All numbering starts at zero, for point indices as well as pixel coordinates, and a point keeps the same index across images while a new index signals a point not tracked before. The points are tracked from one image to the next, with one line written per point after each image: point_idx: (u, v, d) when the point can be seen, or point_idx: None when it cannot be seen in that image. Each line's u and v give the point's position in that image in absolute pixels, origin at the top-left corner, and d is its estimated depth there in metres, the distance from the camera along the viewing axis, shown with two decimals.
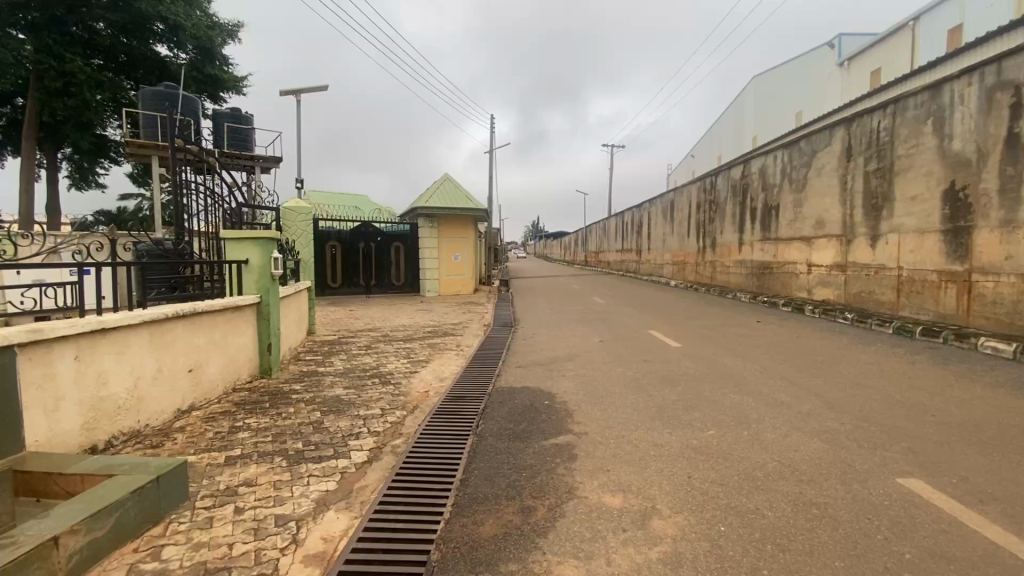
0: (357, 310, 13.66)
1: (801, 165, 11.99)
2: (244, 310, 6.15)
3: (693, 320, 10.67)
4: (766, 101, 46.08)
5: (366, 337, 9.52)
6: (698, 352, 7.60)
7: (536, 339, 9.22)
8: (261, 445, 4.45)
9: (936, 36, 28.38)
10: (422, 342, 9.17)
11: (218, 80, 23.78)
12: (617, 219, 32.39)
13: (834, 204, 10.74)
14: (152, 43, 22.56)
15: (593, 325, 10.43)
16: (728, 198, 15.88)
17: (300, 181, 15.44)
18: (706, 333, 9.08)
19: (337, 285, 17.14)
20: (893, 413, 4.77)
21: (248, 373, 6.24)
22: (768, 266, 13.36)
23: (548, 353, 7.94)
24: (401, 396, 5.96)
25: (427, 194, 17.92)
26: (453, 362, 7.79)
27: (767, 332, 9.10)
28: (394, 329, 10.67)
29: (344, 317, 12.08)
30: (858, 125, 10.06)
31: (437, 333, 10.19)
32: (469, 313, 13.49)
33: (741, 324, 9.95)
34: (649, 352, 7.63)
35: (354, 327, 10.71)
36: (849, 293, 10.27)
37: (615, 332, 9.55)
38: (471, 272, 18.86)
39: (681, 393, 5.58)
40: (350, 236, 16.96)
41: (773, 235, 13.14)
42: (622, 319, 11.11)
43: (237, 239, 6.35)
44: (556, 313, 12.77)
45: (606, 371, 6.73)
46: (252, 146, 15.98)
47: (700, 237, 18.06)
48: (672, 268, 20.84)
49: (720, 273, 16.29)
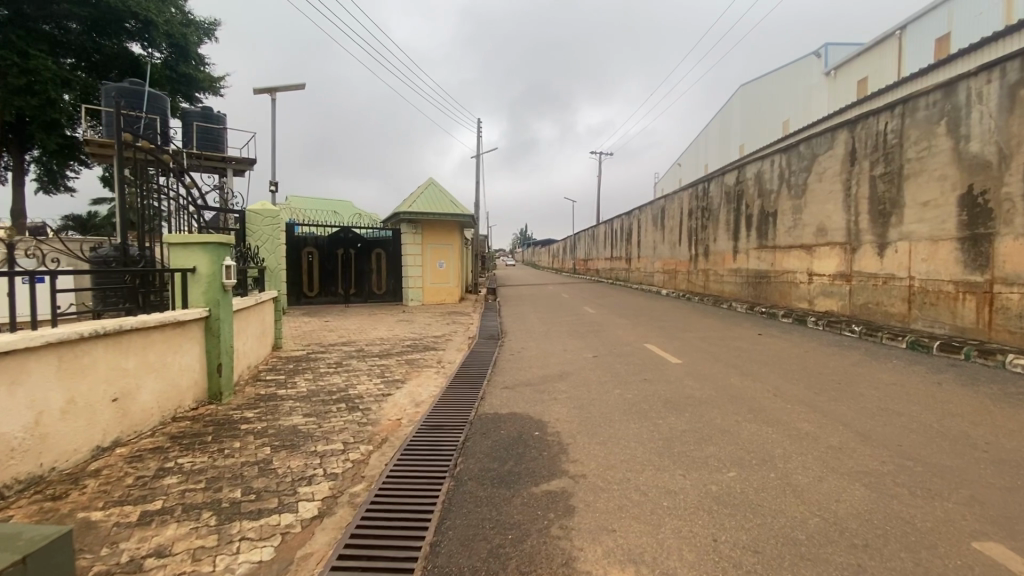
0: (333, 321, 12.83)
1: (800, 169, 11.47)
2: (188, 326, 5.33)
3: (691, 333, 10.02)
4: (753, 109, 46.15)
5: (338, 353, 8.70)
6: (702, 370, 6.93)
7: (524, 354, 8.50)
8: (189, 495, 3.65)
9: (924, 45, 28.41)
10: (399, 358, 8.39)
11: (193, 80, 22.95)
12: (606, 226, 31.88)
13: (838, 211, 10.20)
14: (125, 41, 21.60)
15: (584, 338, 9.75)
16: (722, 205, 15.35)
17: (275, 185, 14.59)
18: (706, 347, 8.44)
19: (314, 294, 16.25)
20: (939, 449, 4.12)
21: (192, 399, 5.42)
22: (765, 275, 12.81)
23: (537, 371, 7.23)
24: (368, 426, 5.19)
25: (410, 199, 17.16)
26: (432, 382, 7.03)
27: (772, 346, 8.46)
28: (371, 342, 9.87)
29: (318, 329, 11.23)
30: (862, 128, 9.54)
31: (417, 347, 9.41)
32: (453, 324, 12.72)
33: (742, 338, 9.32)
34: (648, 370, 6.95)
35: (327, 340, 9.90)
36: (855, 304, 9.69)
37: (609, 346, 8.86)
38: (456, 280, 18.09)
39: (690, 421, 4.90)
40: (328, 242, 16.17)
41: (770, 243, 12.60)
42: (616, 331, 10.45)
43: (183, 245, 5.58)
44: (545, 324, 12.06)
45: (603, 393, 6.02)
46: (224, 148, 15.07)
47: (692, 245, 17.51)
48: (664, 276, 20.29)
49: (714, 282, 15.71)
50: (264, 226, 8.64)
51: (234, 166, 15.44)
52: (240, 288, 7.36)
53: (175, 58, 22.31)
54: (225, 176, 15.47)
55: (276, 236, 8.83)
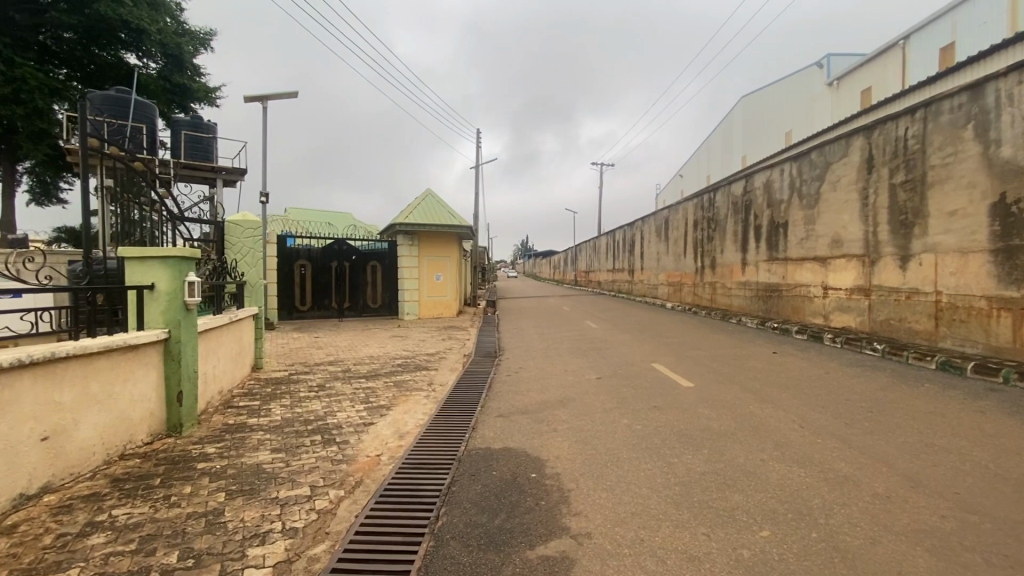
0: (323, 337, 12.26)
1: (812, 178, 10.93)
2: (143, 351, 4.76)
3: (701, 350, 9.42)
4: (755, 120, 45.87)
5: (323, 374, 8.11)
6: (716, 395, 6.33)
7: (522, 375, 7.89)
8: (113, 562, 3.04)
9: (928, 54, 28.03)
10: (388, 380, 7.79)
11: (187, 90, 22.63)
12: (607, 237, 31.40)
13: (854, 221, 9.63)
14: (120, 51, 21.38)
15: (587, 357, 9.15)
16: (728, 216, 14.82)
17: (265, 196, 14.07)
18: (720, 368, 7.84)
19: (306, 308, 15.66)
20: (1004, 497, 3.51)
21: (146, 433, 4.83)
22: (776, 288, 12.22)
23: (536, 395, 6.64)
24: (342, 464, 4.59)
25: (407, 210, 16.66)
26: (421, 408, 6.42)
27: (790, 367, 7.86)
28: (359, 361, 9.26)
29: (306, 347, 10.64)
30: (880, 133, 9.02)
31: (408, 367, 8.81)
32: (449, 340, 12.12)
33: (756, 356, 8.72)
34: (657, 396, 6.35)
35: (314, 359, 9.31)
36: (876, 321, 9.09)
37: (614, 366, 8.25)
38: (454, 293, 17.53)
39: (709, 460, 4.29)
40: (321, 254, 15.62)
41: (781, 255, 12.02)
42: (620, 348, 9.89)
43: (140, 259, 5.03)
44: (545, 340, 11.48)
45: (609, 423, 5.43)
46: (214, 158, 14.58)
47: (697, 256, 16.94)
48: (668, 288, 19.70)
49: (722, 296, 15.11)
50: (244, 239, 8.10)
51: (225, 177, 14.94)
52: (212, 305, 6.82)
53: (170, 69, 21.96)
54: (214, 187, 14.98)
55: (258, 249, 8.27)
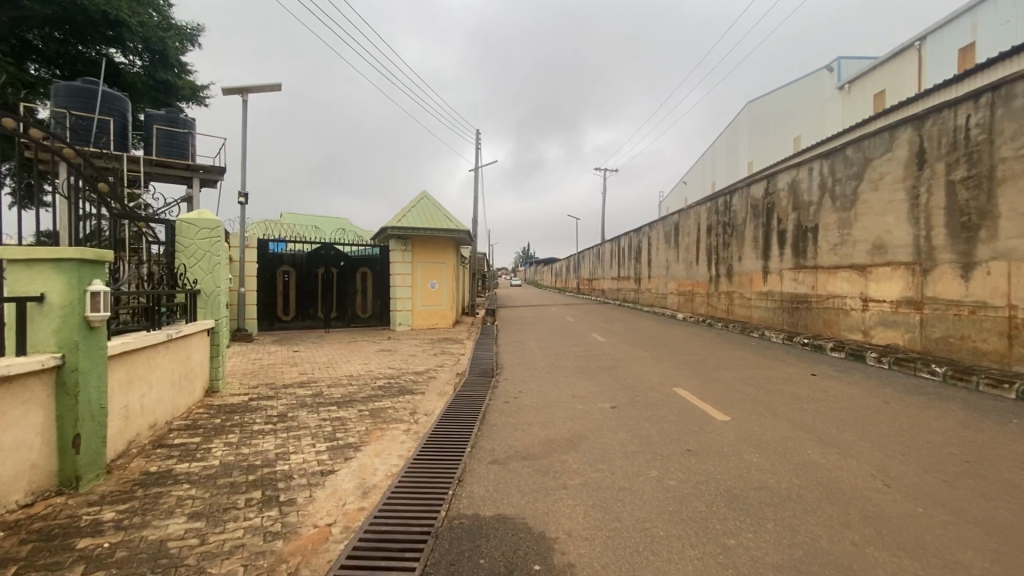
0: (302, 352, 11.09)
1: (846, 177, 9.78)
2: (18, 385, 3.57)
3: (727, 371, 8.23)
4: (761, 126, 44.85)
5: (290, 400, 6.93)
6: (761, 435, 5.13)
7: (523, 402, 6.71)
8: None
9: (944, 56, 27.01)
10: (365, 407, 6.62)
11: (172, 87, 21.57)
12: (611, 244, 30.32)
13: (901, 224, 8.46)
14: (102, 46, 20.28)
15: (597, 378, 7.95)
16: (747, 220, 13.67)
17: (244, 196, 12.94)
18: (755, 396, 6.66)
19: (289, 317, 14.52)
20: None
21: (24, 493, 3.66)
22: (803, 300, 11.05)
23: (538, 431, 5.45)
24: (277, 541, 3.39)
25: (401, 214, 15.53)
26: (398, 447, 5.24)
27: (838, 394, 6.66)
28: (335, 381, 8.08)
29: (279, 364, 9.46)
30: (934, 123, 7.88)
31: (390, 390, 7.61)
32: (441, 355, 10.95)
33: (794, 379, 7.54)
34: (689, 435, 5.16)
35: (283, 380, 8.12)
36: (930, 339, 7.89)
37: (630, 391, 7.06)
38: (450, 302, 16.38)
39: (779, 545, 3.09)
40: (307, 260, 14.47)
41: (810, 263, 10.84)
42: (634, 367, 8.70)
43: (27, 262, 3.85)
44: (548, 356, 10.30)
45: (633, 474, 4.25)
46: (190, 155, 13.43)
47: (712, 264, 15.77)
48: (678, 298, 18.53)
49: (740, 307, 13.92)
50: (199, 241, 6.94)
51: (203, 176, 13.74)
52: (144, 319, 5.58)
53: (153, 65, 20.88)
54: (191, 187, 13.80)
55: (217, 254, 7.10)
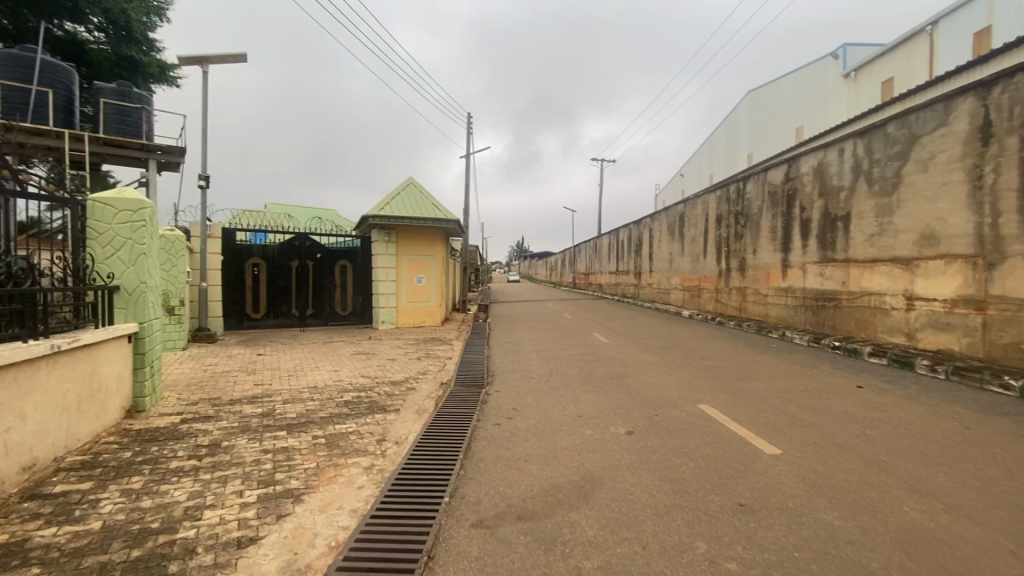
0: (266, 355, 9.77)
1: (887, 156, 8.56)
2: None
3: (757, 383, 7.01)
4: (762, 116, 43.60)
5: (231, 421, 5.63)
6: (832, 480, 3.91)
7: (518, 424, 5.45)
8: None
9: (957, 41, 25.78)
10: (322, 433, 5.33)
11: (137, 64, 19.89)
12: (610, 236, 29.00)
13: (958, 210, 7.27)
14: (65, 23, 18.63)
15: (605, 391, 6.70)
16: (763, 209, 12.47)
17: (205, 178, 11.54)
18: (804, 418, 5.42)
19: (260, 315, 13.19)
20: None
21: None
22: (831, 297, 9.87)
23: (537, 471, 4.19)
24: None
25: (383, 202, 14.16)
26: (353, 496, 3.95)
27: (901, 416, 5.45)
28: (294, 395, 6.78)
29: (233, 372, 8.15)
30: (1004, 90, 6.66)
31: (358, 407, 6.32)
32: (425, 359, 9.66)
33: (839, 394, 6.35)
34: (736, 480, 3.93)
35: (231, 393, 6.81)
36: (996, 345, 6.71)
37: (647, 410, 5.82)
38: (438, 298, 15.08)
39: None
40: (279, 251, 13.14)
41: (840, 256, 9.64)
42: (645, 376, 7.46)
43: None
44: (546, 360, 9.06)
45: (674, 552, 3.00)
46: (144, 133, 11.91)
47: (721, 257, 14.57)
48: (683, 294, 17.33)
49: (754, 304, 12.75)
50: (116, 226, 5.63)
51: (160, 158, 12.21)
52: (16, 325, 4.18)
53: (116, 40, 19.24)
54: (148, 170, 12.32)
55: (141, 243, 5.78)
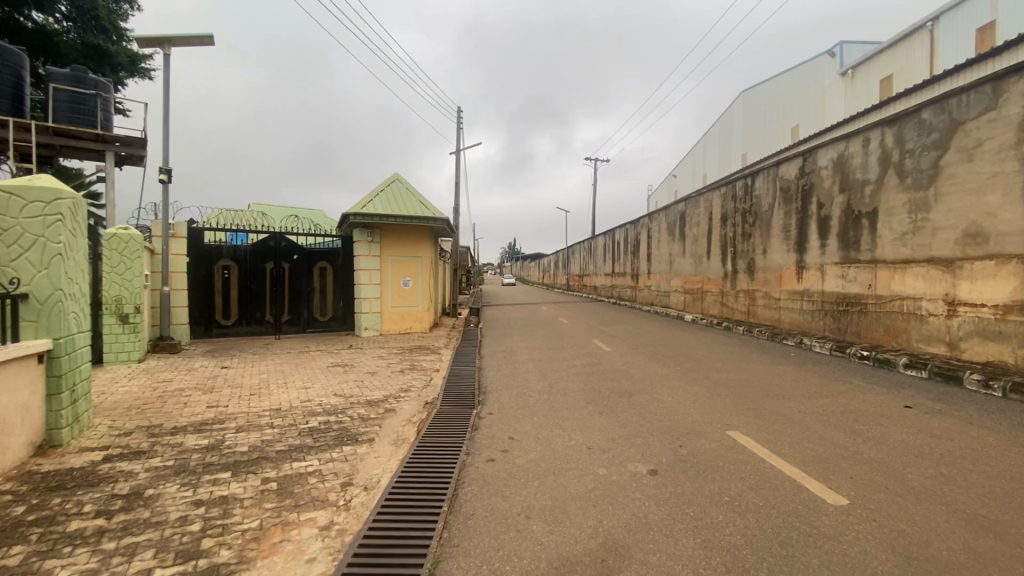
0: (231, 369, 8.72)
1: (923, 145, 7.70)
2: None
3: (788, 402, 6.11)
4: (757, 115, 43.00)
5: (165, 459, 4.60)
6: (928, 549, 2.99)
7: (516, 461, 4.49)
8: None
9: (960, 38, 25.20)
10: (275, 474, 4.32)
11: (105, 54, 18.43)
12: (605, 237, 28.13)
13: (1010, 203, 6.43)
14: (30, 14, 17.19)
15: (616, 414, 5.76)
16: (774, 206, 11.62)
17: (167, 171, 10.47)
18: (858, 451, 4.52)
19: (230, 322, 12.10)
20: None
21: None
22: (855, 301, 9.01)
23: (541, 535, 3.23)
24: None
25: (366, 199, 13.14)
26: None
27: (974, 448, 4.56)
28: (252, 420, 5.78)
29: (187, 391, 7.09)
30: None
31: (325, 436, 5.33)
32: (409, 372, 8.67)
33: (887, 417, 5.46)
34: (805, 549, 3.00)
35: (177, 418, 5.78)
36: None
37: (669, 440, 4.88)
38: (426, 303, 14.10)
39: None
40: (252, 253, 12.09)
41: (865, 256, 8.80)
42: (659, 394, 6.52)
43: None
44: (545, 374, 8.11)
45: None
46: (99, 122, 10.76)
47: (727, 258, 13.72)
48: (685, 297, 16.46)
49: (765, 309, 11.91)
50: (24, 222, 4.63)
51: (120, 150, 11.03)
52: None
53: (84, 29, 18.06)
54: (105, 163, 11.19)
55: (58, 242, 4.77)
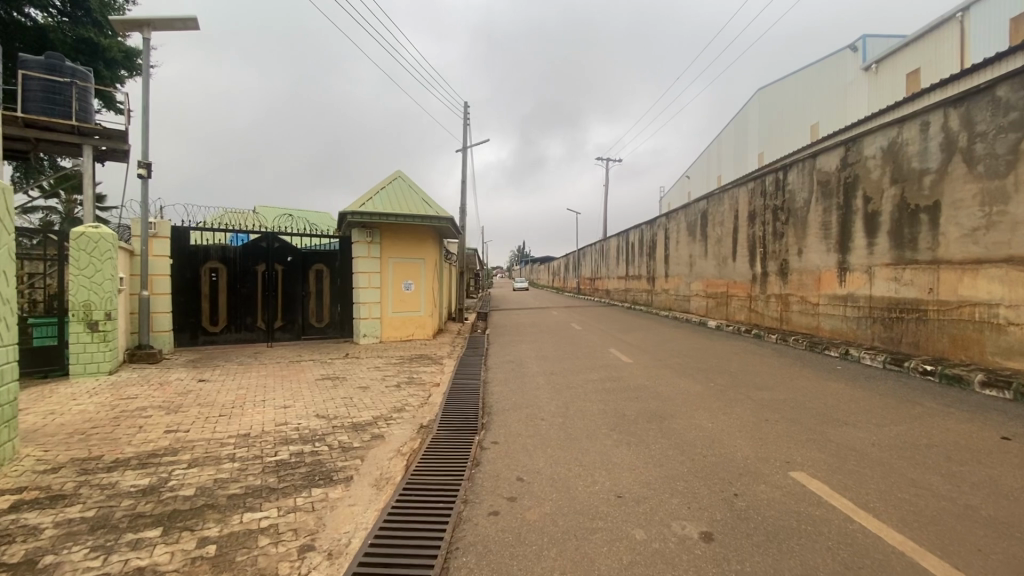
0: (208, 382, 7.81)
1: (999, 127, 6.60)
2: None
3: (854, 431, 5.06)
4: (774, 113, 41.69)
5: (84, 508, 3.66)
6: None
7: (526, 516, 3.49)
8: None
9: (994, 27, 23.81)
10: (216, 534, 3.35)
11: (98, 49, 17.80)
12: (619, 239, 27.06)
13: None
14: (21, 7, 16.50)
15: (647, 446, 4.74)
16: (811, 202, 10.55)
17: (147, 165, 9.64)
18: (971, 507, 3.46)
19: (218, 329, 11.25)
20: None
21: None
22: (912, 307, 7.91)
23: None
24: None
25: (366, 196, 12.25)
26: None
27: None
28: (212, 451, 4.83)
29: (148, 411, 6.18)
30: None
31: (295, 473, 4.37)
32: (406, 387, 7.71)
33: (985, 454, 4.39)
34: None
35: (123, 448, 4.85)
36: None
37: (722, 486, 3.85)
38: (428, 308, 13.15)
39: None
40: (241, 254, 11.24)
41: (924, 256, 7.71)
42: (695, 419, 5.49)
43: None
44: (559, 390, 7.11)
45: None
46: (76, 113, 9.98)
47: (756, 260, 12.64)
48: (708, 302, 15.37)
49: (800, 314, 10.83)
50: None
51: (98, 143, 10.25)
52: None
53: (76, 23, 17.40)
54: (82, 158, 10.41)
55: None
